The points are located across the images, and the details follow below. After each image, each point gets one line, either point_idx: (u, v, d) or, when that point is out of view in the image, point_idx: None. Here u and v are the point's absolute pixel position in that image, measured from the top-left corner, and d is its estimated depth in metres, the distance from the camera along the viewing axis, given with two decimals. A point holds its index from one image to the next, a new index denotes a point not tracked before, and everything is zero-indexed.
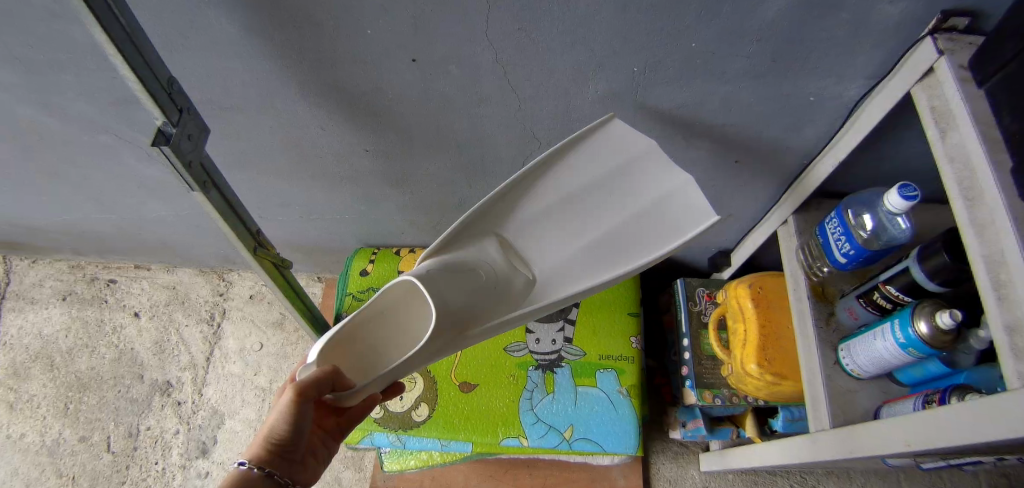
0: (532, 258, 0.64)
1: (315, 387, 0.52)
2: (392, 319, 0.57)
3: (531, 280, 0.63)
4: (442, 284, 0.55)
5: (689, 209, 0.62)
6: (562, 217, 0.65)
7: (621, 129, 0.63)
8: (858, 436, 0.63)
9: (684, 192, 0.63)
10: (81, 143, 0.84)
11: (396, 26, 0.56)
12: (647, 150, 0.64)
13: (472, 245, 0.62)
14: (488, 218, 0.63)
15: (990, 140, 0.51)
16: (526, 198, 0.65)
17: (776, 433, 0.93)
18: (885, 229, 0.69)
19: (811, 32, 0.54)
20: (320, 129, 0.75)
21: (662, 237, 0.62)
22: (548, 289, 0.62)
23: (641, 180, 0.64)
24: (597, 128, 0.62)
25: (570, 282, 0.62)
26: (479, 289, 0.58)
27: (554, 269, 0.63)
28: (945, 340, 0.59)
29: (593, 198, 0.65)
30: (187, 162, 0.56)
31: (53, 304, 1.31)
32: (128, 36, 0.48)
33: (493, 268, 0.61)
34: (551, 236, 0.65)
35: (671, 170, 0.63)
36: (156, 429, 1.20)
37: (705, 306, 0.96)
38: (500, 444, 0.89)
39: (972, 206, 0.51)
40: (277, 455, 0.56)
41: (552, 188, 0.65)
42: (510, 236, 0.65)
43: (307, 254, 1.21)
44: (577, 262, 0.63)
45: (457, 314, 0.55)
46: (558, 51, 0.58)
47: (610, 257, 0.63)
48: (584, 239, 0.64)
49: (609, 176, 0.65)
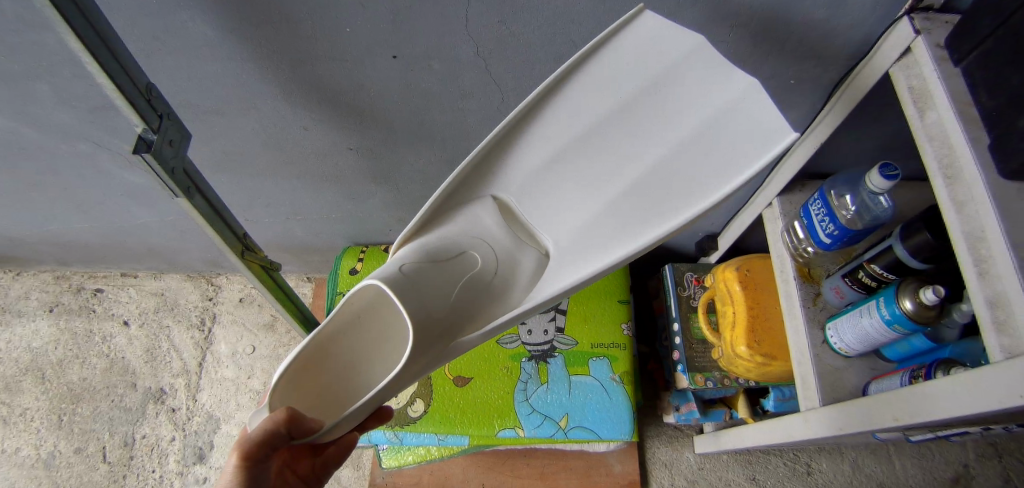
0: (544, 223, 0.56)
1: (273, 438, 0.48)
2: (363, 334, 0.54)
3: (543, 255, 0.55)
4: (426, 274, 0.50)
5: (750, 128, 0.49)
6: (579, 164, 0.56)
7: (650, 30, 0.53)
8: (849, 413, 0.64)
9: (740, 108, 0.50)
10: (61, 152, 0.83)
11: (375, 23, 0.56)
12: (678, 59, 0.53)
13: (466, 213, 0.56)
14: (482, 179, 0.57)
15: (967, 117, 0.51)
16: (527, 149, 0.57)
17: (768, 413, 0.94)
18: (867, 209, 0.70)
19: (789, 16, 0.54)
20: (303, 129, 0.75)
21: (720, 173, 0.49)
22: (565, 261, 0.53)
23: (681, 98, 0.53)
24: (606, 42, 0.54)
25: (598, 248, 0.52)
26: (470, 286, 0.52)
27: (575, 233, 0.55)
28: (930, 315, 0.60)
29: (620, 133, 0.55)
30: (170, 168, 0.55)
31: (39, 316, 1.30)
32: (104, 44, 0.47)
33: (491, 246, 0.55)
34: (567, 192, 0.56)
35: (718, 78, 0.51)
36: (151, 437, 1.20)
37: (694, 291, 0.97)
38: (497, 435, 0.90)
39: (952, 183, 0.52)
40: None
41: (563, 129, 0.56)
42: (515, 199, 0.57)
43: (295, 254, 1.20)
44: (601, 223, 0.54)
45: (445, 322, 0.49)
46: (539, 43, 0.58)
47: (649, 208, 0.52)
48: (611, 190, 0.54)
49: (634, 102, 0.54)
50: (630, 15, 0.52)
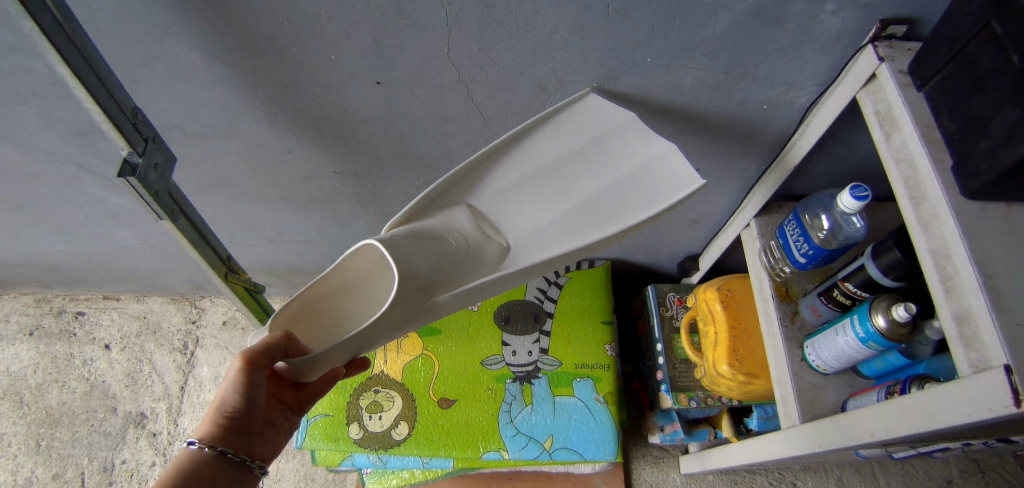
0: (506, 226, 0.61)
1: (268, 354, 0.53)
2: (354, 297, 0.53)
3: (506, 247, 0.59)
4: (407, 243, 0.50)
5: (673, 175, 0.59)
6: (539, 186, 0.62)
7: (600, 103, 0.62)
8: (827, 431, 0.64)
9: (666, 159, 0.60)
10: (45, 175, 0.82)
11: (359, 49, 0.57)
12: (627, 120, 0.62)
13: (444, 213, 0.60)
14: (458, 188, 0.61)
15: (930, 140, 0.52)
16: (496, 171, 0.63)
17: (752, 431, 0.95)
18: (840, 228, 0.71)
19: (758, 45, 0.56)
20: (289, 153, 0.75)
21: (647, 202, 0.58)
22: (521, 257, 0.58)
23: (623, 146, 0.61)
24: (575, 100, 0.62)
25: (547, 247, 0.58)
26: (448, 255, 0.53)
27: (531, 236, 0.60)
28: (902, 333, 0.60)
29: (574, 168, 0.63)
30: (155, 191, 0.56)
31: (19, 340, 1.28)
32: (91, 68, 0.48)
33: (464, 235, 0.57)
34: (527, 206, 0.62)
35: (651, 138, 0.61)
36: (131, 462, 1.17)
37: (676, 311, 0.99)
38: (482, 457, 0.89)
39: (918, 204, 0.52)
40: (232, 429, 0.57)
41: (527, 159, 0.63)
42: (483, 206, 0.62)
43: (281, 276, 1.20)
44: (554, 229, 0.60)
45: (426, 280, 0.50)
46: (517, 70, 0.59)
47: (592, 223, 0.59)
48: (563, 207, 0.61)
49: (588, 145, 0.62)
50: (581, 93, 0.61)
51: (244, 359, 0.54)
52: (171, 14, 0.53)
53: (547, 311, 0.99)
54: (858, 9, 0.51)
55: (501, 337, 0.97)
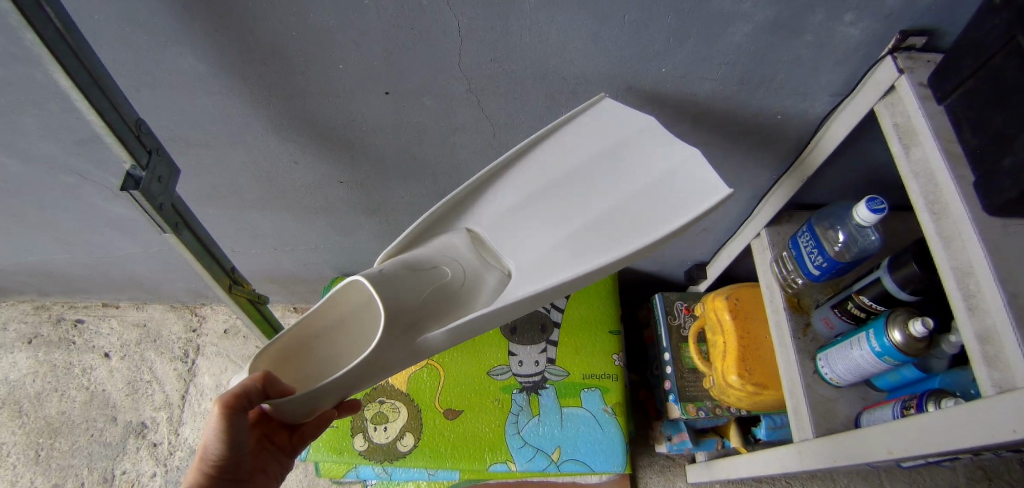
0: (507, 250, 0.57)
1: (245, 397, 0.49)
2: (348, 334, 0.55)
3: (505, 275, 0.56)
4: (402, 280, 0.53)
5: (696, 183, 0.52)
6: (545, 205, 0.58)
7: (613, 109, 0.59)
8: (843, 447, 0.63)
9: (688, 168, 0.54)
10: (46, 185, 0.81)
11: (368, 60, 0.56)
12: (644, 128, 0.58)
13: (442, 238, 0.59)
14: (460, 212, 0.61)
15: (952, 154, 0.50)
16: (500, 191, 0.60)
17: (760, 442, 0.94)
18: (855, 241, 0.70)
19: (776, 55, 0.55)
20: (293, 163, 0.74)
21: (666, 215, 0.52)
22: (520, 282, 0.53)
23: (637, 160, 0.56)
24: (586, 108, 0.59)
25: (550, 272, 0.52)
26: (439, 290, 0.54)
27: (534, 260, 0.54)
28: (919, 347, 0.59)
29: (580, 182, 0.58)
30: (158, 204, 0.55)
31: (18, 348, 1.26)
32: (94, 80, 0.47)
33: (461, 264, 0.56)
34: (529, 226, 0.57)
35: (674, 146, 0.56)
36: (132, 472, 1.16)
37: (684, 320, 0.98)
38: (489, 469, 0.88)
39: (938, 218, 0.51)
40: (219, 475, 0.55)
41: (534, 177, 0.60)
42: (483, 229, 0.59)
43: (282, 285, 1.18)
44: (560, 250, 0.54)
45: (415, 315, 0.52)
46: (530, 81, 0.58)
47: (602, 242, 0.52)
48: (571, 225, 0.55)
49: (599, 161, 0.58)
50: (592, 102, 0.59)
51: (223, 405, 0.50)
52: (177, 24, 0.51)
53: (553, 321, 0.98)
54: (877, 20, 0.51)
55: (508, 347, 0.96)
